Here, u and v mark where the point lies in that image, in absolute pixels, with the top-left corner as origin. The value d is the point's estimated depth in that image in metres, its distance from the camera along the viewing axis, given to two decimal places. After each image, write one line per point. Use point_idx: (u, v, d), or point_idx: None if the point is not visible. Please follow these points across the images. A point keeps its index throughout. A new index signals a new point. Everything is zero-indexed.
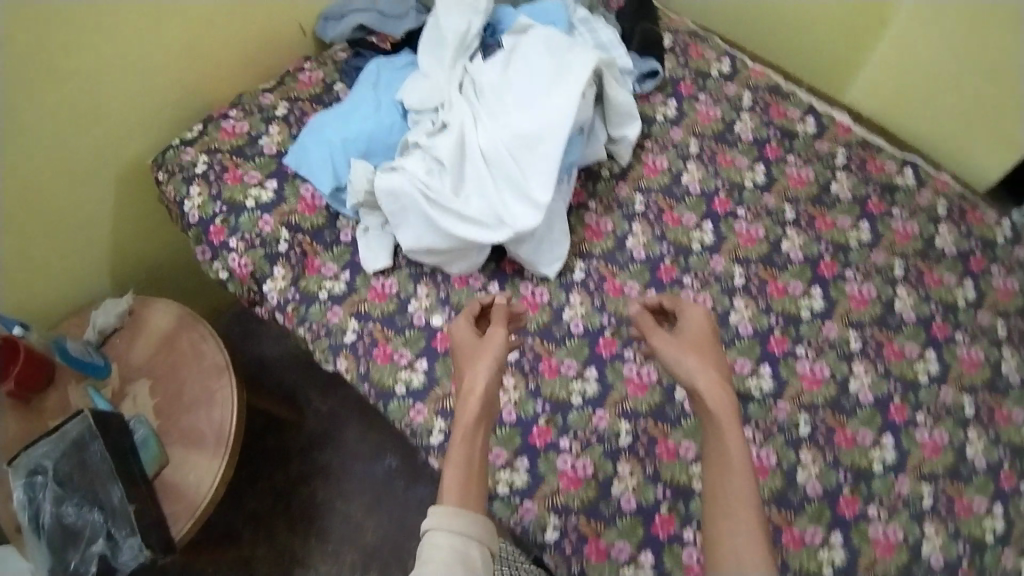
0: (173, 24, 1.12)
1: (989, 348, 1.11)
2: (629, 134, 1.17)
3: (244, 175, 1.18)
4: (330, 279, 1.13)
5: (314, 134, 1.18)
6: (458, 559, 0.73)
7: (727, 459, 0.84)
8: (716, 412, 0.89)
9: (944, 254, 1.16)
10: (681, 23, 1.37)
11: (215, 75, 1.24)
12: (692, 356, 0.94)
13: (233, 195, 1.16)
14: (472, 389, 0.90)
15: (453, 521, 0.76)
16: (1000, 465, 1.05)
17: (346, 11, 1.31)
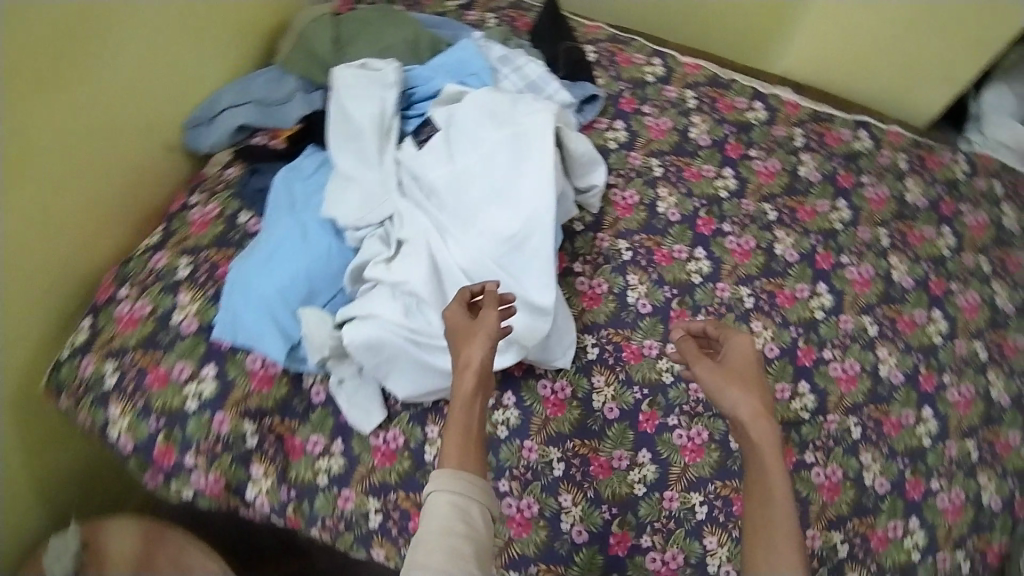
0: (147, 83, 1.03)
1: (982, 288, 1.15)
2: (596, 180, 1.08)
3: (170, 371, 0.96)
4: (323, 457, 0.97)
5: (241, 291, 0.97)
6: (461, 522, 0.65)
7: (771, 503, 0.70)
8: (758, 443, 0.73)
9: (917, 209, 1.18)
10: (596, 28, 1.27)
11: (105, 232, 1.04)
12: (737, 388, 0.76)
13: (167, 401, 0.95)
14: (469, 363, 0.78)
15: (454, 481, 0.68)
16: (1021, 395, 1.10)
17: (218, 111, 1.12)
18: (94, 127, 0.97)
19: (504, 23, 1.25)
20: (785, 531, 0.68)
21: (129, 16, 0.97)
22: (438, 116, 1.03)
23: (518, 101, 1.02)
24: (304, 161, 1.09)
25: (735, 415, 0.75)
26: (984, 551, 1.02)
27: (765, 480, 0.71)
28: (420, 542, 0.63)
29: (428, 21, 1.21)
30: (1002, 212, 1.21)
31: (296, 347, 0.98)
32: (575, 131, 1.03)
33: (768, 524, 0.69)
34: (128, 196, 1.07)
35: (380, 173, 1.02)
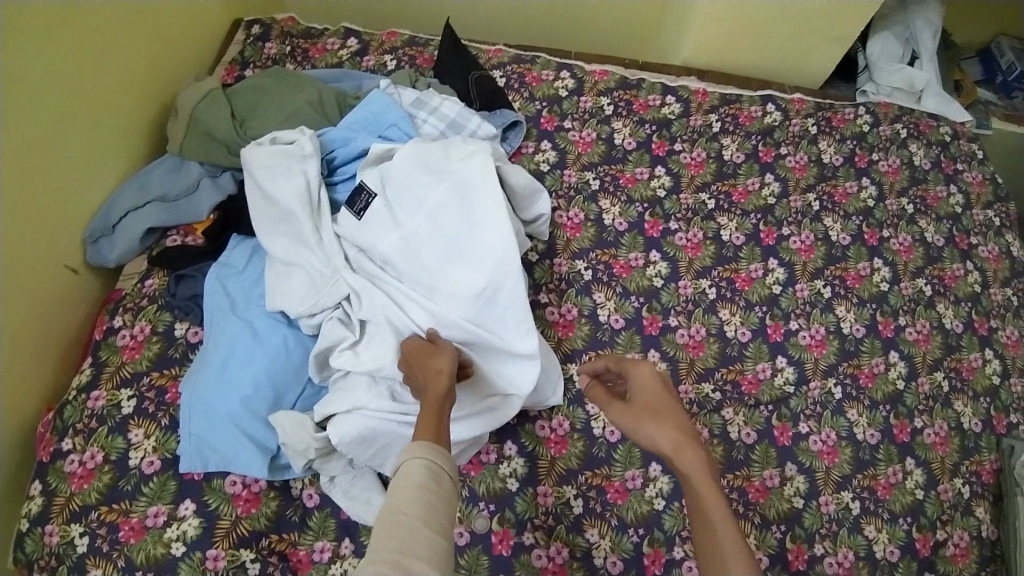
0: (91, 133, 0.99)
1: (910, 228, 1.22)
2: (542, 209, 1.06)
3: (144, 519, 0.86)
4: (334, 562, 0.90)
5: (200, 413, 0.89)
6: (432, 487, 0.58)
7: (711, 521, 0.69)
8: (683, 464, 0.73)
9: (836, 167, 1.24)
10: (498, 51, 1.24)
11: (23, 375, 0.91)
12: (649, 422, 0.77)
13: (149, 552, 0.84)
14: (439, 371, 0.75)
15: (424, 447, 0.61)
16: (971, 317, 1.18)
17: (119, 219, 1.01)
18: (34, 155, 0.90)
19: (404, 63, 1.19)
20: (730, 543, 0.67)
21: (89, 71, 0.97)
22: (369, 180, 0.98)
23: (449, 146, 0.98)
24: (232, 253, 1.00)
25: (656, 448, 0.75)
26: (977, 471, 1.08)
27: (700, 498, 0.70)
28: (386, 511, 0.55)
29: (324, 75, 1.14)
30: (911, 153, 1.28)
31: (276, 457, 0.91)
32: (512, 164, 1.01)
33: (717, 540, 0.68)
34: (46, 319, 0.95)
35: (322, 252, 0.96)
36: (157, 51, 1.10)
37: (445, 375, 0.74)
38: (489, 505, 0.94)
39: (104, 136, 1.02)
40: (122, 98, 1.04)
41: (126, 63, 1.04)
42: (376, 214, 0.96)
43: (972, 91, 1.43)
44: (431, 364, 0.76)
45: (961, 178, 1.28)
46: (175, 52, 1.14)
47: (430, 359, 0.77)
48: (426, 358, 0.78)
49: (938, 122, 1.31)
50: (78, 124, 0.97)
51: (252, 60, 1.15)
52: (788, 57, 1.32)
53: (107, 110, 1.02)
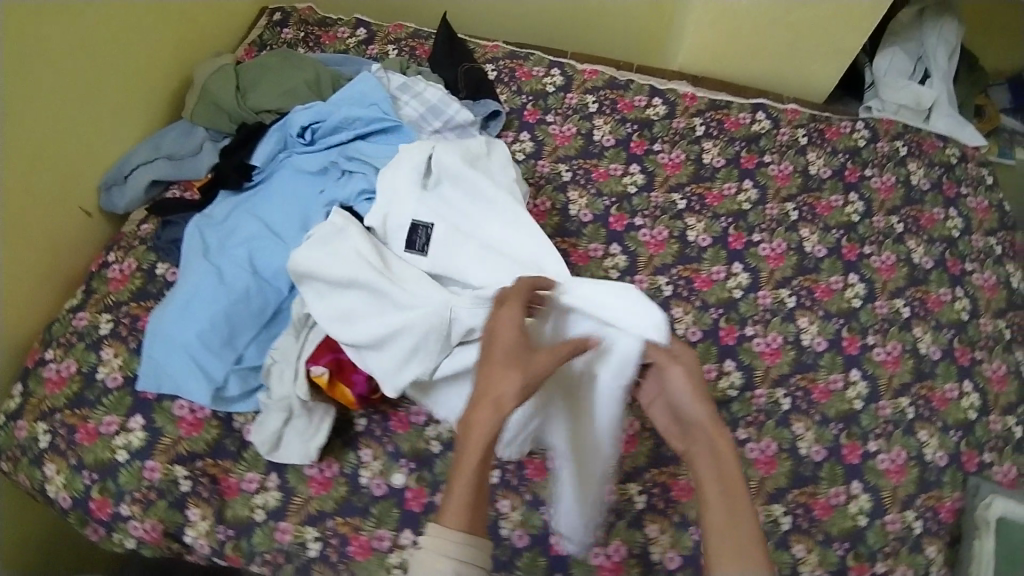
0: (134, 100, 1.17)
1: (897, 246, 1.18)
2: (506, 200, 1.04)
3: (99, 426, 0.98)
4: (258, 493, 0.98)
5: (161, 341, 0.98)
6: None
7: (724, 512, 0.69)
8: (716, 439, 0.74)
9: (822, 180, 1.22)
10: (494, 47, 1.30)
11: (28, 290, 1.04)
12: (704, 398, 0.78)
13: (98, 455, 0.96)
14: (501, 407, 0.69)
15: (454, 544, 0.63)
16: (952, 345, 1.13)
17: (131, 169, 1.14)
18: (88, 98, 1.08)
19: (404, 53, 1.27)
20: (747, 531, 0.67)
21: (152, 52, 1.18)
22: (422, 213, 0.97)
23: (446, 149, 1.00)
24: (216, 207, 1.07)
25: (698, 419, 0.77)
26: (934, 507, 1.01)
27: (732, 483, 0.71)
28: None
29: (331, 59, 1.23)
30: (908, 172, 1.26)
31: (222, 389, 0.98)
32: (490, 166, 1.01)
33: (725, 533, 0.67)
34: (55, 248, 1.08)
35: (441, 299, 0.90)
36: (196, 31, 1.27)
37: (505, 411, 0.69)
38: (410, 463, 0.99)
39: (138, 105, 1.18)
40: (161, 76, 1.21)
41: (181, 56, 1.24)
42: (445, 244, 0.95)
43: (994, 118, 1.47)
44: (497, 385, 0.71)
45: (963, 203, 1.26)
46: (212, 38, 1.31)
47: (495, 373, 0.72)
48: (495, 370, 0.72)
49: (944, 143, 1.30)
50: (127, 89, 1.15)
51: (270, 43, 1.28)
52: (786, 69, 1.34)
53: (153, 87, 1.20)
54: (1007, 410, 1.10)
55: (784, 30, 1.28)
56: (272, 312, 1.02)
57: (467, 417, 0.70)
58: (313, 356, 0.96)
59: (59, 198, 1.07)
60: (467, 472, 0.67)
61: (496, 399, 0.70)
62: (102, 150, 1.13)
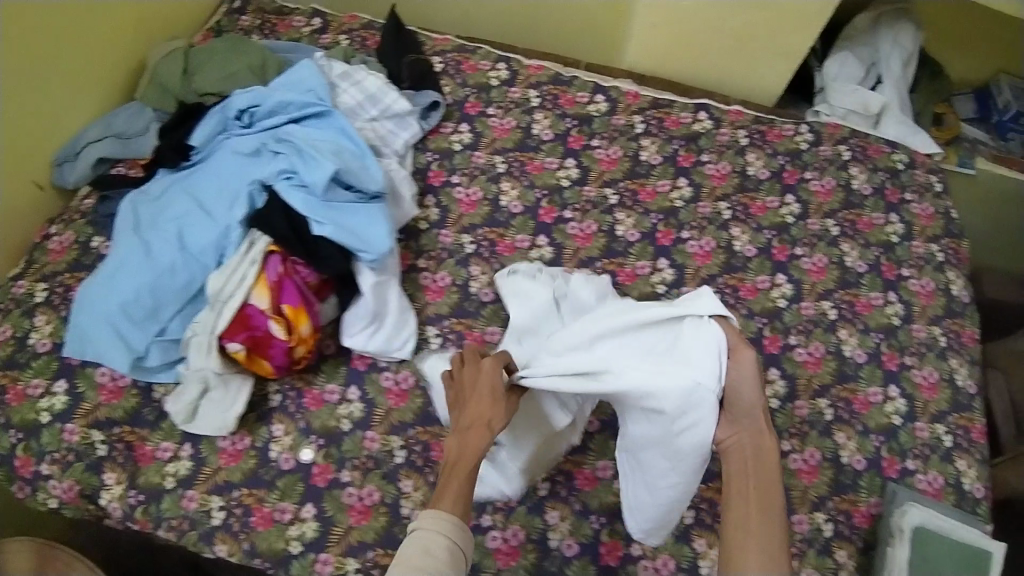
0: (98, 75, 1.21)
1: (829, 250, 1.19)
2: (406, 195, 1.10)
3: (27, 388, 1.01)
4: (170, 462, 0.98)
5: (86, 309, 1.01)
6: (449, 566, 0.68)
7: (753, 521, 0.78)
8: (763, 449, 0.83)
9: (760, 181, 1.24)
10: (443, 40, 1.33)
11: None
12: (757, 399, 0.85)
13: (23, 416, 0.99)
14: (486, 428, 0.82)
15: (448, 523, 0.71)
16: (879, 350, 1.12)
17: (82, 145, 1.16)
18: (51, 68, 1.12)
19: (354, 43, 1.31)
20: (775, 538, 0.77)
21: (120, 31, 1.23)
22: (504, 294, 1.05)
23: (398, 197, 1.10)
24: (153, 184, 1.10)
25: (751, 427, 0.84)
26: (848, 511, 1.01)
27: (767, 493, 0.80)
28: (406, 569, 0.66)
29: (279, 47, 1.27)
30: (849, 176, 1.26)
31: (142, 358, 1.01)
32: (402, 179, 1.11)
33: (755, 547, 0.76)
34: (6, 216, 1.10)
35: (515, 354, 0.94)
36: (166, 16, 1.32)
37: (490, 430, 0.82)
38: (319, 439, 1.00)
39: (102, 81, 1.22)
40: (127, 56, 1.26)
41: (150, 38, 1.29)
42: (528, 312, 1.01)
43: (953, 127, 1.46)
44: (484, 411, 0.84)
45: (905, 208, 1.25)
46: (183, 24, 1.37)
47: (480, 402, 0.85)
48: (481, 401, 0.85)
49: (893, 149, 1.30)
50: (92, 64, 1.19)
51: (226, 29, 1.33)
52: (735, 72, 1.36)
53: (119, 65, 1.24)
54: (935, 417, 1.09)
55: (731, 36, 1.30)
56: (197, 288, 1.03)
57: (459, 436, 0.82)
58: (229, 333, 0.97)
59: (12, 166, 1.09)
60: (455, 476, 0.78)
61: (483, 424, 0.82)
62: (60, 123, 1.16)
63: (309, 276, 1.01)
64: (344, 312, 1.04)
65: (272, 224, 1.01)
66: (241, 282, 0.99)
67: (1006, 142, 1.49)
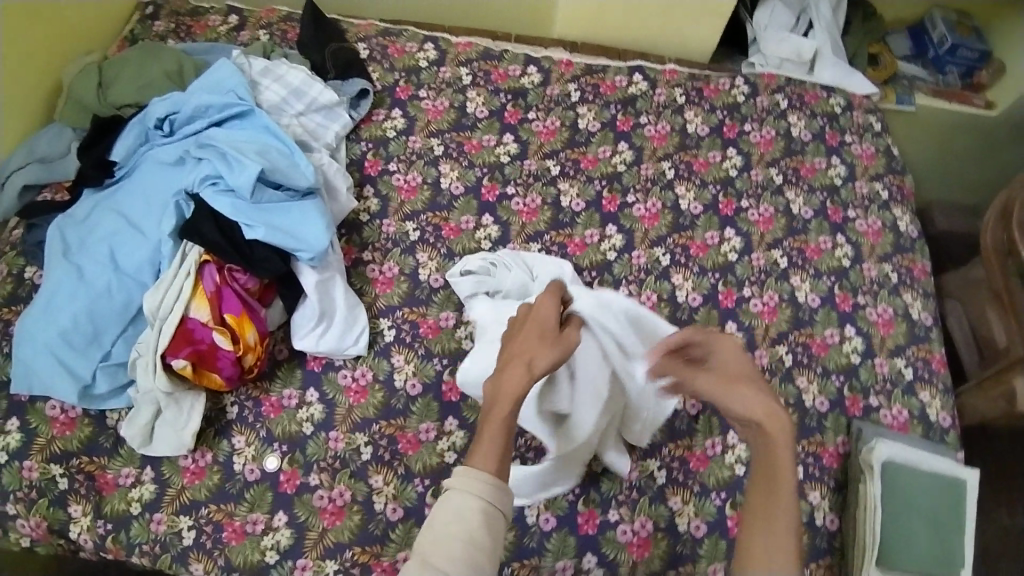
0: (15, 93, 1.15)
1: (775, 199, 1.19)
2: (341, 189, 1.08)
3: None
4: (134, 487, 0.96)
5: (25, 342, 0.98)
6: (486, 533, 0.65)
7: (766, 512, 0.69)
8: (773, 432, 0.71)
9: (700, 137, 1.24)
10: (367, 26, 1.30)
11: None
12: (742, 386, 0.75)
13: None
14: (533, 369, 0.76)
15: (480, 482, 0.67)
16: (833, 292, 1.13)
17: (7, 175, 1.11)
18: None
19: (275, 37, 1.28)
20: (787, 523, 0.68)
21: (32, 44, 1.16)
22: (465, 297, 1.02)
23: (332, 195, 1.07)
24: (78, 206, 1.06)
25: (750, 414, 0.73)
26: (817, 453, 1.02)
27: (777, 477, 0.70)
28: (433, 539, 0.63)
29: (195, 48, 1.22)
30: (789, 124, 1.27)
31: (90, 387, 0.98)
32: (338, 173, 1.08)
33: (762, 541, 0.68)
34: None
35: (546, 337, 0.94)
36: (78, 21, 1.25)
37: (536, 369, 0.76)
38: (282, 446, 0.99)
39: (20, 100, 1.16)
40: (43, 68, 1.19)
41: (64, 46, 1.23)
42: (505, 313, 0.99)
43: (890, 66, 1.45)
44: (533, 350, 0.78)
45: (846, 150, 1.26)
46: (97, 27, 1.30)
47: (531, 342, 0.80)
48: (530, 342, 0.79)
49: (829, 93, 1.30)
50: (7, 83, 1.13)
51: (141, 37, 1.27)
52: (665, 32, 1.35)
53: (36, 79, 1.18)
54: (893, 352, 1.10)
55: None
56: (137, 308, 1.01)
57: (499, 377, 0.76)
58: (172, 351, 0.92)
59: None
60: (495, 418, 0.73)
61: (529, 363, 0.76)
62: None
63: (248, 282, 0.97)
64: (292, 315, 1.01)
65: (201, 232, 0.97)
66: (178, 295, 0.95)
67: (943, 76, 1.49)
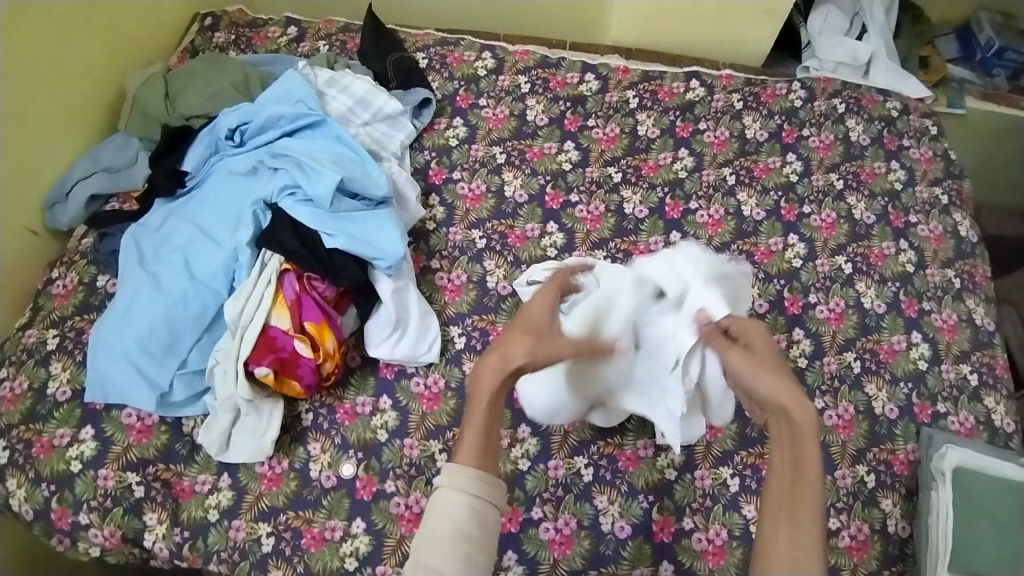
0: (86, 100, 1.15)
1: (836, 205, 1.19)
2: (411, 196, 1.09)
3: (53, 439, 0.97)
4: (211, 494, 0.97)
5: (102, 350, 0.98)
6: (472, 525, 0.66)
7: (788, 508, 0.71)
8: (796, 420, 0.73)
9: (759, 143, 1.24)
10: (425, 36, 1.32)
11: None
12: (769, 372, 0.77)
13: (53, 467, 0.96)
14: (506, 362, 0.74)
15: (466, 479, 0.67)
16: (898, 298, 1.13)
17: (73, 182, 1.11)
18: (37, 99, 1.06)
19: (334, 47, 1.29)
20: (809, 516, 0.70)
21: (101, 49, 1.17)
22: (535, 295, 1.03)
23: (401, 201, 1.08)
24: (151, 215, 1.07)
25: (773, 396, 0.76)
26: (888, 461, 1.02)
27: (797, 471, 0.72)
28: (427, 540, 0.65)
29: (259, 60, 1.24)
30: (847, 128, 1.27)
31: (167, 395, 0.98)
32: (409, 181, 1.10)
33: (786, 538, 0.69)
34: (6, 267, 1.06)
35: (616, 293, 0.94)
36: (144, 28, 1.25)
37: (510, 364, 0.74)
38: (357, 453, 0.99)
39: (89, 106, 1.16)
40: (112, 74, 1.20)
41: (131, 53, 1.23)
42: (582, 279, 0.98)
43: (941, 69, 1.45)
44: (507, 344, 0.75)
45: (905, 154, 1.26)
46: (161, 33, 1.30)
47: (511, 334, 0.77)
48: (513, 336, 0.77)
49: (886, 97, 1.31)
50: (78, 89, 1.14)
51: (201, 49, 1.30)
52: (720, 37, 1.36)
53: (103, 85, 1.18)
54: (959, 357, 1.10)
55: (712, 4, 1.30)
56: (212, 315, 1.01)
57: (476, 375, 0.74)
58: (255, 358, 0.95)
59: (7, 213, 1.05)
60: (476, 416, 0.72)
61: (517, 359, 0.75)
62: (52, 157, 1.11)
63: (327, 291, 1.00)
64: (365, 322, 1.03)
65: (281, 240, 0.99)
66: (259, 303, 0.98)
67: (991, 79, 1.49)
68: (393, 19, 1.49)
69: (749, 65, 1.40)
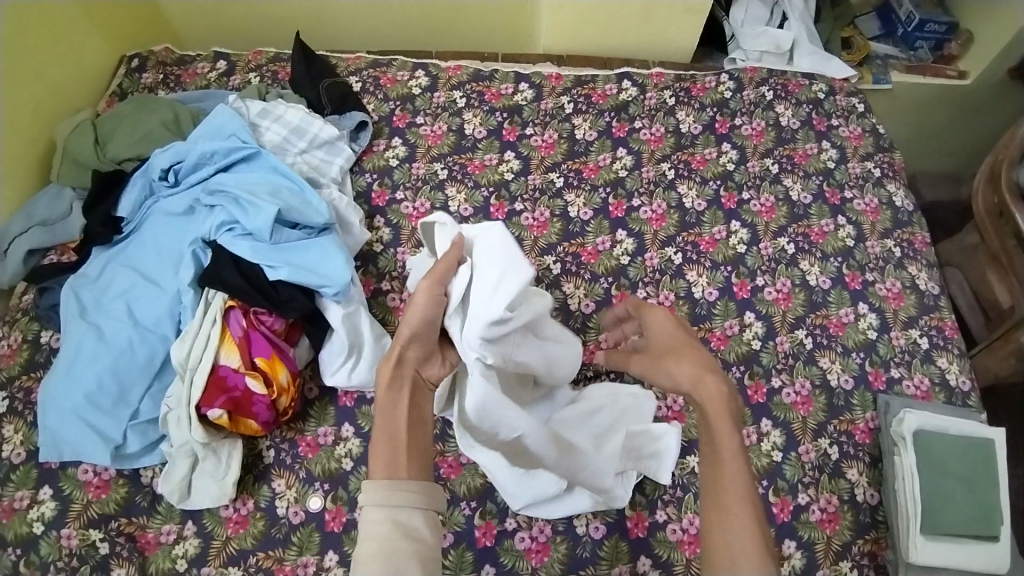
0: (16, 147, 1.12)
1: (774, 188, 1.22)
2: (353, 219, 1.09)
3: (11, 503, 0.93)
4: (177, 544, 0.93)
5: (50, 408, 0.94)
6: (401, 536, 0.63)
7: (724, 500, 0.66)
8: (708, 406, 0.71)
9: (694, 136, 1.27)
10: (356, 60, 1.32)
11: None
12: (672, 361, 0.77)
13: (13, 532, 0.91)
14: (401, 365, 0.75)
15: (387, 492, 0.65)
16: (841, 272, 1.16)
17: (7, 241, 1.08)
18: None
19: (267, 79, 1.29)
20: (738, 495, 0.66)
21: (27, 93, 1.13)
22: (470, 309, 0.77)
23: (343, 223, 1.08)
24: (89, 264, 1.04)
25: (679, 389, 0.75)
26: (849, 431, 1.04)
27: (717, 453, 0.68)
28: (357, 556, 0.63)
29: (188, 97, 1.23)
30: (777, 114, 1.30)
31: (122, 447, 0.95)
32: (350, 204, 1.10)
33: (725, 533, 0.64)
34: None
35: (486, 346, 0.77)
36: (70, 73, 1.23)
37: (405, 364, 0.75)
38: (324, 485, 0.97)
39: (19, 153, 1.12)
40: (39, 119, 1.16)
41: (58, 97, 1.20)
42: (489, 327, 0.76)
43: (863, 48, 1.50)
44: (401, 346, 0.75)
45: (835, 133, 1.29)
46: (88, 74, 1.27)
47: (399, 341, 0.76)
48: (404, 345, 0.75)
49: (811, 80, 1.35)
50: (6, 136, 1.10)
51: (130, 90, 1.28)
52: (648, 36, 1.39)
53: (31, 131, 1.15)
54: (907, 324, 1.13)
55: (636, 9, 1.33)
56: (161, 361, 0.99)
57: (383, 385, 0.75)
58: (206, 401, 0.92)
59: None
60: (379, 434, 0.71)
61: (414, 366, 0.76)
62: None
63: (275, 324, 0.99)
64: (318, 351, 1.02)
65: (224, 277, 0.98)
66: (206, 343, 0.96)
67: (914, 51, 1.55)
68: (326, 45, 1.53)
69: (677, 61, 1.43)
